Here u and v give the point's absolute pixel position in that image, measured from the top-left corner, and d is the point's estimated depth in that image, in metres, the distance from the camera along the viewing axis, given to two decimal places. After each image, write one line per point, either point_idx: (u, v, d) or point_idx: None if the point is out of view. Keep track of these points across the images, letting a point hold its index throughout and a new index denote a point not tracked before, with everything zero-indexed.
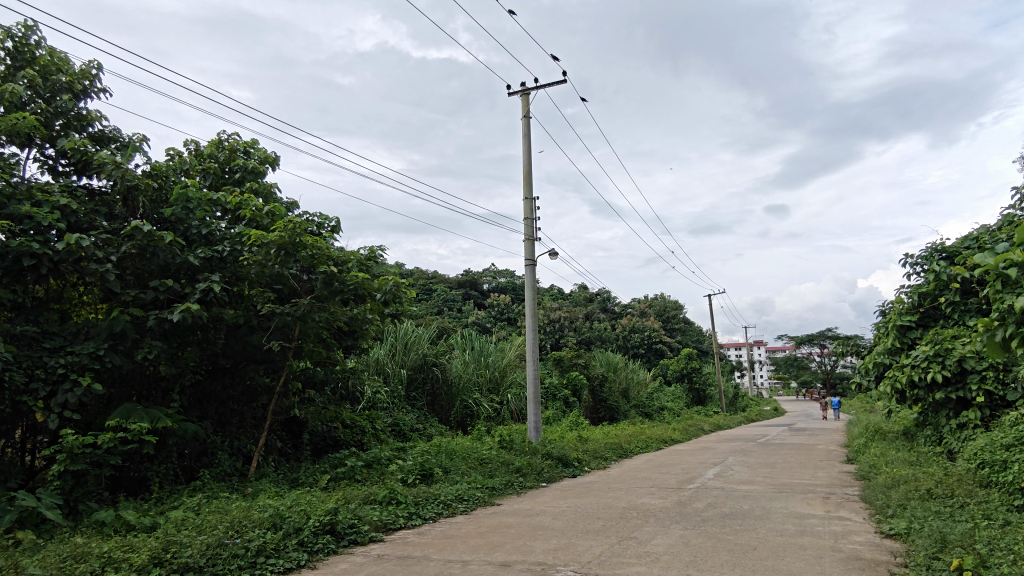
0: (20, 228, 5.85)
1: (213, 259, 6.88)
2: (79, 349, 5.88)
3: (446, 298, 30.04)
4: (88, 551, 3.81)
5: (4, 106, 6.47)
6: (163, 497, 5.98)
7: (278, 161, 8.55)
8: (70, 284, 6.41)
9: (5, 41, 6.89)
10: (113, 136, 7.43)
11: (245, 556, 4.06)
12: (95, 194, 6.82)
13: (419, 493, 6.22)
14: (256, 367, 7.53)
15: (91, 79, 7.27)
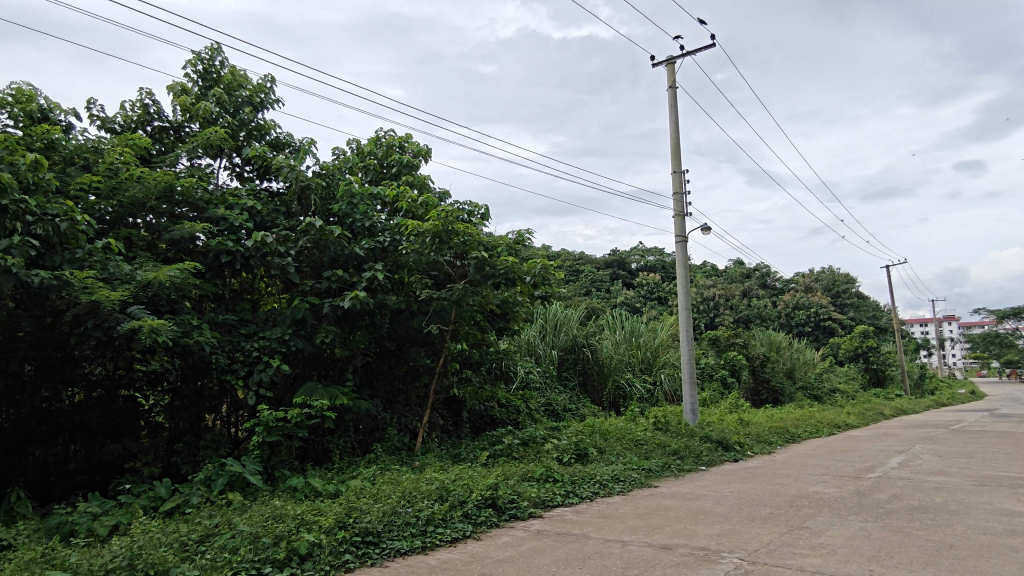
0: (218, 229, 6.69)
1: (376, 249, 7.38)
2: (269, 334, 6.63)
3: (593, 279, 29.99)
4: (285, 513, 4.28)
5: (200, 122, 7.49)
6: (344, 467, 6.59)
7: (430, 153, 8.95)
8: (258, 276, 7.22)
9: (197, 65, 7.86)
10: (287, 142, 8.22)
11: (417, 524, 4.36)
12: (275, 195, 7.71)
13: (575, 472, 6.29)
14: (418, 349, 8.02)
15: (267, 91, 8.05)
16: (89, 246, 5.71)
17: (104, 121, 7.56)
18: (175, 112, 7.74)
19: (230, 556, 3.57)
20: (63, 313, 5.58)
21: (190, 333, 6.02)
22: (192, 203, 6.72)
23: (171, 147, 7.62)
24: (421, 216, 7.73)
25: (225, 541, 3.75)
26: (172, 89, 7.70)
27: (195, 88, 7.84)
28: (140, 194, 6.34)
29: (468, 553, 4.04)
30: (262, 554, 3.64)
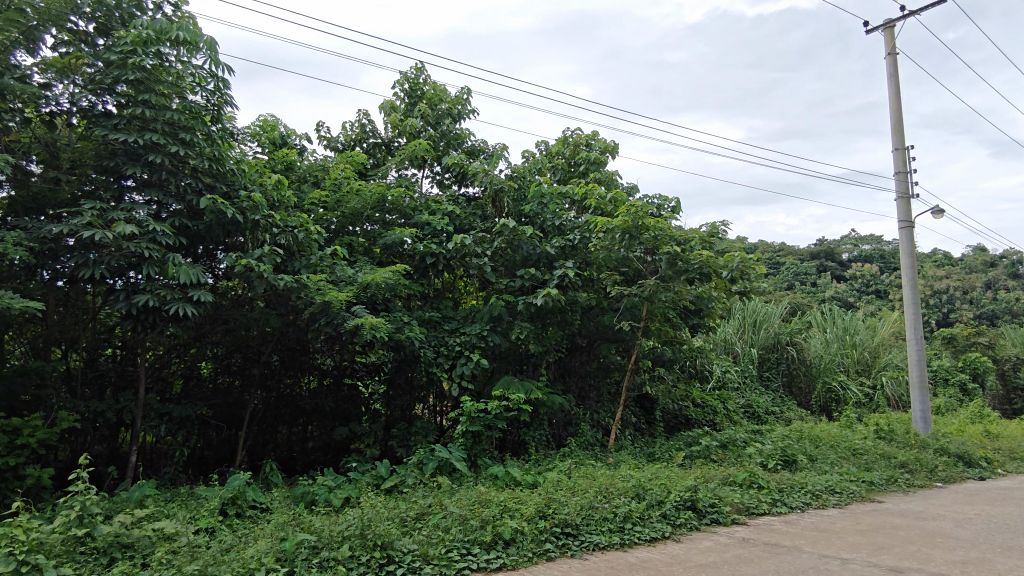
0: (423, 234, 7.30)
1: (567, 248, 7.49)
2: (469, 330, 7.05)
3: (797, 272, 27.73)
4: (489, 498, 4.53)
5: (406, 136, 8.28)
6: (540, 459, 6.82)
7: (618, 149, 8.90)
8: (458, 276, 7.73)
9: (404, 83, 8.61)
10: (482, 148, 8.68)
11: (615, 520, 4.37)
12: (472, 199, 8.20)
13: (783, 479, 5.87)
14: (608, 346, 8.07)
15: (463, 102, 8.58)
16: (319, 252, 6.53)
17: (330, 141, 8.59)
18: (386, 129, 8.57)
19: (444, 534, 3.87)
20: (301, 311, 6.44)
21: (402, 329, 6.62)
22: (400, 211, 7.40)
23: (382, 160, 8.45)
24: (610, 213, 7.72)
25: (438, 521, 4.07)
26: (383, 108, 8.53)
27: (402, 105, 8.61)
28: (358, 205, 7.12)
29: (669, 555, 3.94)
30: (471, 535, 3.89)
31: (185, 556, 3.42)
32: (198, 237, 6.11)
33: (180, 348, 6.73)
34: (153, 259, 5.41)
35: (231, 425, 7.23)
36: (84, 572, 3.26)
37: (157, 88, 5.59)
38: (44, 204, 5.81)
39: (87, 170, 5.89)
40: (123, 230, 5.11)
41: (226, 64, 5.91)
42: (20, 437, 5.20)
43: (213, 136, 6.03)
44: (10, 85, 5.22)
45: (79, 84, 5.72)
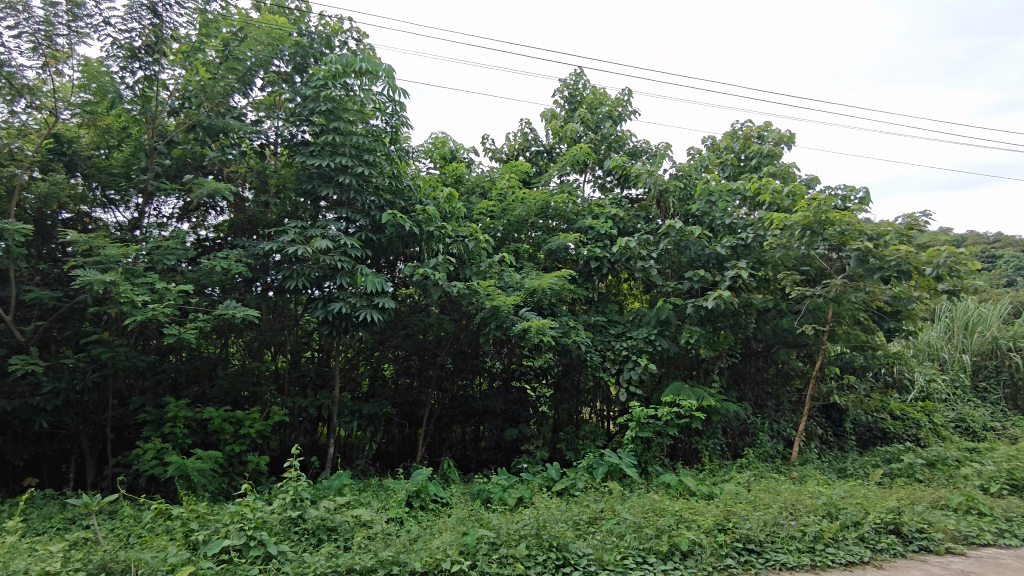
0: (587, 238, 7.32)
1: (739, 247, 7.10)
2: (636, 335, 6.92)
3: (1019, 266, 23.93)
4: (664, 507, 4.41)
5: (568, 142, 8.39)
6: (715, 469, 6.52)
7: (794, 139, 8.30)
8: (621, 280, 7.66)
9: (565, 90, 8.74)
10: (644, 148, 8.54)
11: (803, 539, 4.06)
12: (636, 201, 8.09)
13: (1011, 507, 5.07)
14: (788, 351, 7.55)
15: (624, 104, 8.51)
16: (488, 260, 6.80)
17: (495, 152, 8.95)
18: (548, 136, 8.74)
19: (618, 541, 3.84)
20: (473, 316, 6.74)
21: (569, 334, 6.67)
22: (564, 217, 7.52)
23: (545, 167, 8.63)
24: (787, 208, 7.15)
25: (611, 526, 4.06)
26: (544, 116, 8.73)
27: (563, 112, 8.75)
28: (523, 213, 7.33)
29: None
30: (646, 543, 3.83)
31: (379, 543, 3.72)
32: (382, 250, 6.64)
33: (367, 352, 7.35)
34: (345, 270, 5.98)
35: (412, 423, 7.77)
36: (298, 549, 3.69)
37: (345, 116, 6.17)
38: (257, 224, 6.73)
39: (290, 193, 6.64)
40: (320, 245, 5.70)
41: (402, 89, 6.38)
42: (242, 427, 6.00)
43: (392, 155, 6.53)
44: (230, 125, 6.20)
45: (282, 118, 6.57)
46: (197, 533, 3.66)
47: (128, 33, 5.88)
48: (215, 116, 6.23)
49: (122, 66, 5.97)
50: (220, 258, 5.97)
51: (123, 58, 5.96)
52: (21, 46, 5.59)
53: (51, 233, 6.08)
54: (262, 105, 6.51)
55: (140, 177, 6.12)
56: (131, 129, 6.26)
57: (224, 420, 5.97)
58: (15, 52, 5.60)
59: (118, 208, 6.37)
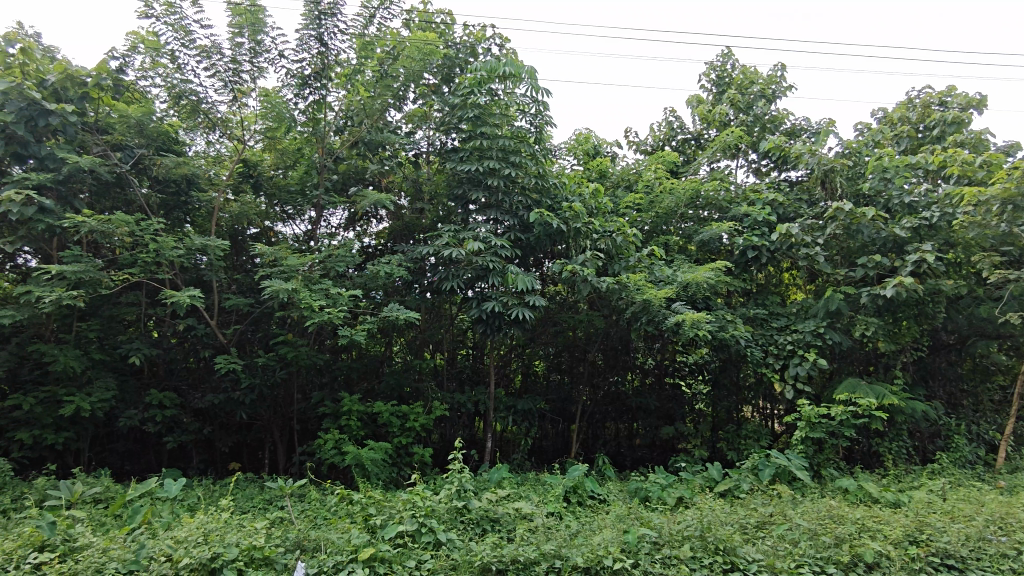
0: (744, 226, 6.92)
1: (922, 228, 6.35)
2: (802, 327, 6.42)
3: None
4: (843, 514, 4.07)
5: (717, 127, 8.00)
6: (901, 475, 5.90)
7: (987, 102, 7.28)
8: (783, 269, 7.18)
9: (711, 73, 8.35)
10: (803, 127, 7.92)
11: (1018, 559, 3.54)
12: (796, 183, 7.54)
13: None
14: (988, 343, 6.68)
15: (778, 80, 7.96)
16: (638, 253, 6.67)
17: (639, 144, 8.77)
18: (695, 123, 8.40)
19: (791, 548, 3.61)
20: (623, 312, 6.64)
21: (726, 328, 6.34)
22: (716, 206, 7.20)
23: (693, 156, 8.31)
24: (982, 179, 6.25)
25: (783, 532, 3.82)
26: (690, 102, 8.41)
27: (711, 96, 8.37)
28: (673, 203, 7.10)
29: None
30: (824, 552, 3.56)
31: (540, 536, 3.79)
32: (530, 249, 6.75)
33: (519, 349, 7.51)
34: (496, 270, 6.13)
35: (565, 419, 7.84)
36: (466, 538, 3.87)
37: (491, 120, 6.36)
38: (414, 230, 7.15)
39: (442, 199, 6.97)
40: (472, 247, 5.92)
41: (545, 88, 6.44)
42: (408, 421, 6.40)
43: (537, 155, 6.62)
44: (388, 139, 6.66)
45: (433, 128, 6.93)
46: (375, 518, 3.95)
47: (299, 63, 6.51)
48: (374, 132, 6.71)
49: (296, 93, 6.63)
50: (383, 263, 6.40)
51: (296, 86, 6.62)
52: (214, 84, 6.40)
53: (245, 249, 6.97)
54: (415, 117, 6.90)
55: (313, 193, 6.77)
56: (304, 149, 6.88)
57: (392, 413, 6.41)
58: (211, 89, 6.42)
59: (294, 222, 7.10)
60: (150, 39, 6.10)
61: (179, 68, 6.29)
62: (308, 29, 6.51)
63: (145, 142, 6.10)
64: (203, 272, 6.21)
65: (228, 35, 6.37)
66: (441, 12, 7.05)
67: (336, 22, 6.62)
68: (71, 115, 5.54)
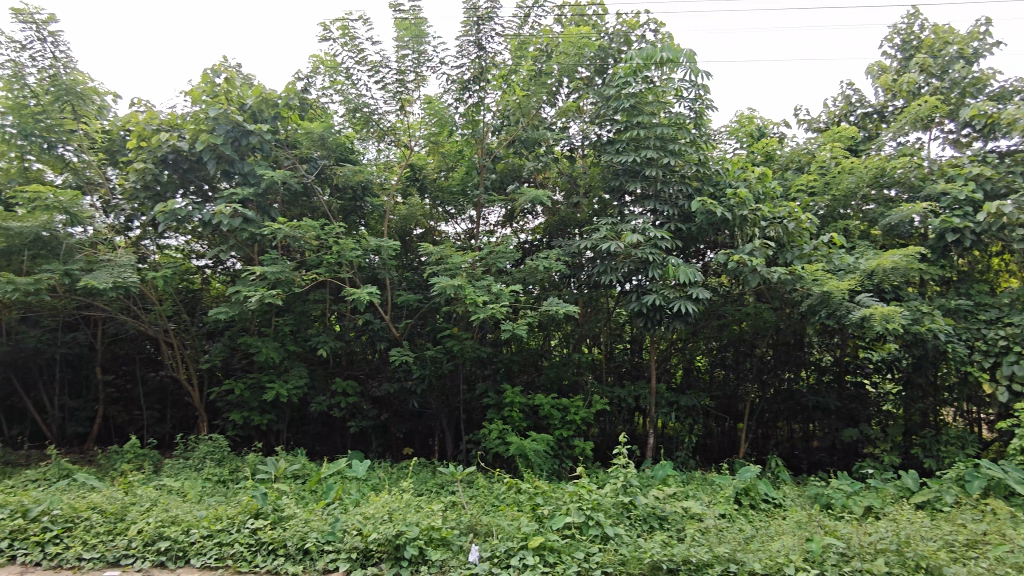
0: (941, 206, 6.11)
1: None
2: (1019, 320, 5.56)
3: None
4: None
5: (905, 97, 7.18)
6: None
7: None
8: (991, 253, 6.29)
9: (896, 37, 7.51)
10: (1016, 88, 6.83)
11: None
12: (1008, 154, 6.52)
13: None
14: None
15: (981, 37, 6.93)
16: (813, 241, 6.15)
17: (810, 123, 8.10)
18: (877, 94, 7.59)
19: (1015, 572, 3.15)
20: (798, 304, 6.18)
21: (922, 321, 5.65)
22: (905, 185, 6.45)
23: (875, 131, 7.53)
24: None
25: (1003, 554, 3.34)
26: (870, 72, 7.62)
27: (896, 64, 7.53)
28: (853, 184, 6.48)
29: None
30: None
31: (713, 538, 3.64)
32: (692, 239, 6.50)
33: (682, 344, 7.28)
34: (656, 263, 5.96)
35: (732, 417, 7.56)
36: (634, 534, 3.82)
37: (647, 109, 6.22)
38: (570, 224, 7.16)
39: (597, 191, 6.93)
40: (631, 240, 5.82)
41: (705, 71, 6.14)
42: (569, 414, 6.47)
43: (697, 140, 6.34)
44: (545, 135, 6.75)
45: (587, 121, 6.91)
46: (543, 508, 4.04)
47: (459, 69, 6.80)
48: (530, 129, 6.83)
49: (456, 97, 6.93)
50: (542, 258, 6.49)
51: (457, 90, 6.92)
52: (384, 96, 6.90)
53: (413, 248, 7.43)
54: (570, 112, 6.92)
55: (474, 192, 7.06)
56: (465, 151, 7.17)
57: (553, 406, 6.50)
58: (380, 99, 6.91)
59: (456, 221, 7.46)
60: (328, 59, 6.68)
61: (353, 84, 6.84)
62: (466, 35, 6.78)
63: (326, 154, 6.72)
64: (377, 271, 6.70)
65: (394, 48, 6.81)
66: (594, 4, 7.00)
67: (493, 26, 6.81)
68: (267, 133, 6.24)
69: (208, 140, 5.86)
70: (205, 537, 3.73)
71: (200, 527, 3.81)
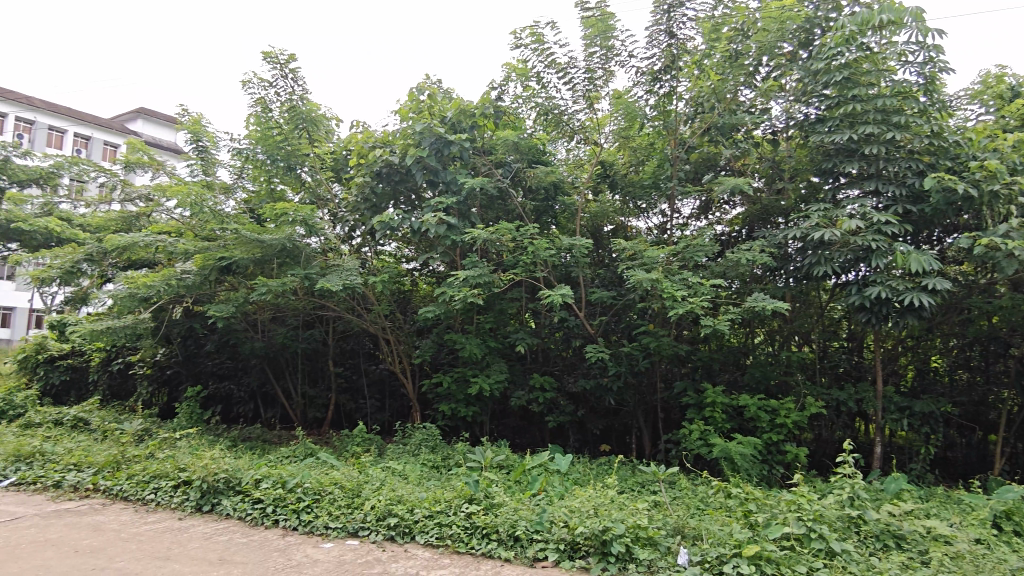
0: None
1: None
2: None
3: None
4: None
5: None
6: None
7: None
8: None
9: None
10: None
11: None
12: None
13: None
14: None
15: None
16: None
17: None
18: None
19: None
20: None
21: None
22: None
23: None
24: None
25: None
26: None
27: None
28: None
29: None
30: None
31: (968, 565, 3.15)
32: (924, 222, 5.70)
33: (914, 341, 6.41)
34: (881, 251, 5.30)
35: (982, 427, 6.51)
36: (865, 552, 3.44)
37: (864, 80, 5.57)
38: (773, 213, 6.63)
39: (805, 175, 6.36)
40: (849, 226, 5.25)
41: (938, 29, 5.33)
42: (779, 416, 6.02)
43: (928, 109, 5.54)
44: (743, 120, 6.35)
45: (791, 99, 6.37)
46: (757, 516, 3.80)
47: (649, 60, 6.65)
48: (727, 115, 6.47)
49: (647, 89, 6.80)
50: (744, 250, 6.09)
51: (648, 82, 6.78)
52: (573, 96, 6.98)
53: (605, 244, 7.41)
54: (771, 92, 6.42)
55: (667, 185, 6.84)
56: (656, 143, 7.00)
57: (760, 408, 6.09)
58: (569, 99, 7.01)
59: (648, 215, 7.31)
60: (519, 66, 6.91)
61: (544, 87, 7.01)
62: (656, 24, 6.60)
63: (520, 157, 6.96)
64: (571, 268, 6.78)
65: (582, 47, 6.85)
66: None
67: (684, 11, 6.55)
68: (466, 142, 6.64)
69: (416, 153, 6.38)
70: (426, 517, 4.06)
71: (422, 507, 4.16)
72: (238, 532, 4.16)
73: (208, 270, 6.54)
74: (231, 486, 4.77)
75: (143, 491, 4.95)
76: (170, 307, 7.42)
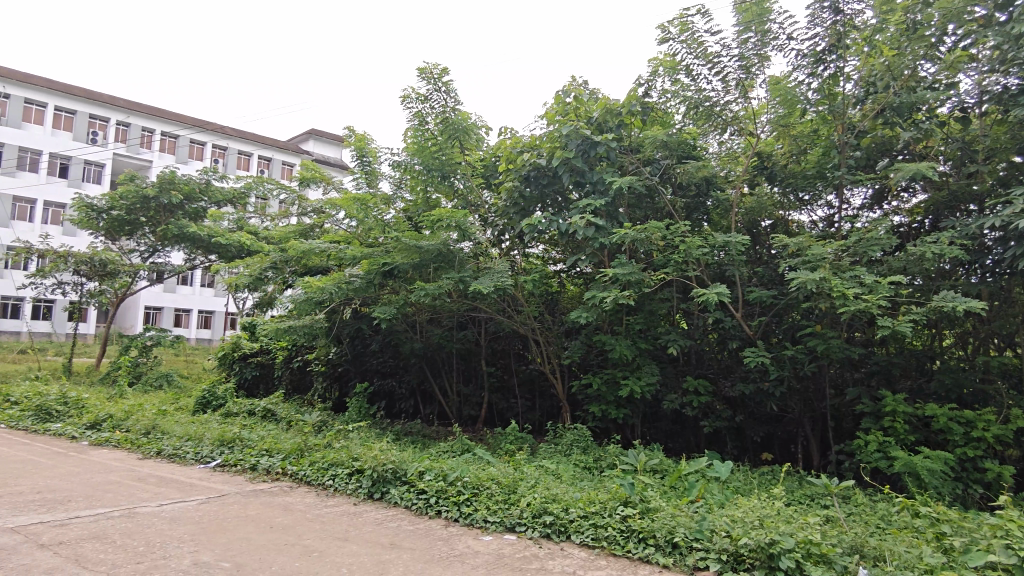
0: None
1: None
2: None
3: None
4: None
5: None
6: None
7: None
8: None
9: None
10: None
11: None
12: None
13: None
14: None
15: None
16: None
17: None
18: None
19: None
20: None
21: None
22: None
23: None
24: None
25: None
26: None
27: None
28: None
29: None
30: None
31: None
32: None
33: None
34: None
35: None
36: None
37: None
38: (965, 199, 5.87)
39: (1005, 155, 5.57)
40: None
41: None
42: (976, 429, 5.32)
43: None
44: (925, 96, 5.62)
45: (985, 70, 5.62)
46: (953, 540, 3.39)
47: (812, 41, 6.19)
48: (905, 93, 5.79)
49: (809, 72, 6.32)
50: (929, 242, 5.45)
51: (810, 64, 6.30)
52: (726, 86, 6.66)
53: (764, 240, 6.99)
54: (960, 63, 5.70)
55: (835, 173, 6.26)
56: (821, 130, 6.50)
57: (952, 419, 5.42)
58: (721, 90, 6.70)
59: (812, 208, 6.79)
60: (668, 59, 6.72)
61: (694, 79, 6.76)
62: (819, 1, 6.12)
63: (669, 153, 6.78)
64: (727, 267, 6.47)
65: (735, 34, 6.51)
66: None
67: None
68: (613, 141, 6.59)
69: (563, 155, 6.45)
70: (581, 517, 4.08)
71: (577, 507, 4.18)
72: (406, 520, 4.45)
73: (373, 274, 7.05)
74: (398, 476, 5.10)
75: (323, 477, 5.45)
76: (342, 309, 8.09)
